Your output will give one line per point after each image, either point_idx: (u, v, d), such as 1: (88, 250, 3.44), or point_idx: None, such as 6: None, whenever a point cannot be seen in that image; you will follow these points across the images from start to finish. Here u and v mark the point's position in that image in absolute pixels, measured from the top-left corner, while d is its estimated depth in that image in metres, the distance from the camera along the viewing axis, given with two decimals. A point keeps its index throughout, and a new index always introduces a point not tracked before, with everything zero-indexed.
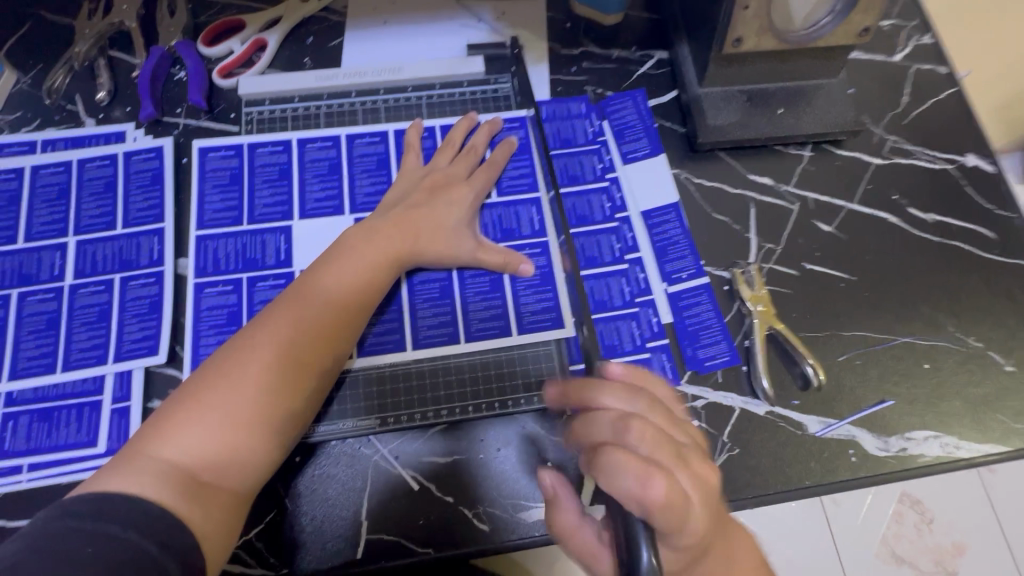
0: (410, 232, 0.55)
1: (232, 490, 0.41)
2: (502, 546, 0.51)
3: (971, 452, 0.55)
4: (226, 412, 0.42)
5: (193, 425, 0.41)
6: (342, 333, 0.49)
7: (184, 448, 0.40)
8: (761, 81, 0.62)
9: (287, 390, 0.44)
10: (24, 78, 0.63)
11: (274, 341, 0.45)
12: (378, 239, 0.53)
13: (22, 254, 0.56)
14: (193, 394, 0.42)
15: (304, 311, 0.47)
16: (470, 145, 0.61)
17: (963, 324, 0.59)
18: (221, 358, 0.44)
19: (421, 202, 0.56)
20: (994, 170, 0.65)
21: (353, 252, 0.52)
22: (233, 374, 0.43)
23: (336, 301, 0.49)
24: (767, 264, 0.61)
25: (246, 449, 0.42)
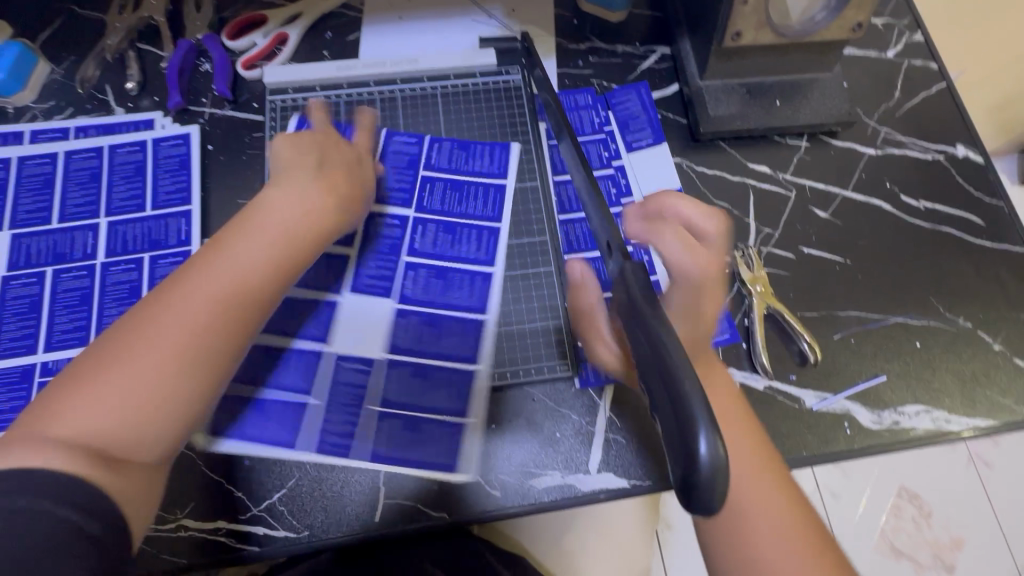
0: (357, 209, 0.54)
1: (145, 463, 0.41)
2: (513, 511, 0.53)
3: (960, 426, 0.57)
4: (98, 390, 0.40)
5: (95, 402, 0.40)
6: (256, 309, 0.47)
7: (83, 426, 0.39)
8: (760, 73, 0.65)
9: (203, 367, 0.43)
10: (57, 69, 0.67)
11: (173, 322, 0.43)
12: (285, 208, 0.52)
13: (56, 234, 0.59)
14: (85, 374, 0.41)
15: (204, 290, 0.45)
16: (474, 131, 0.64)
17: (953, 305, 0.62)
18: (120, 335, 0.43)
19: (326, 168, 0.56)
20: (983, 161, 0.68)
21: (248, 223, 0.49)
22: (148, 351, 0.42)
23: (242, 279, 0.46)
24: (766, 247, 0.63)
25: (137, 428, 0.41)
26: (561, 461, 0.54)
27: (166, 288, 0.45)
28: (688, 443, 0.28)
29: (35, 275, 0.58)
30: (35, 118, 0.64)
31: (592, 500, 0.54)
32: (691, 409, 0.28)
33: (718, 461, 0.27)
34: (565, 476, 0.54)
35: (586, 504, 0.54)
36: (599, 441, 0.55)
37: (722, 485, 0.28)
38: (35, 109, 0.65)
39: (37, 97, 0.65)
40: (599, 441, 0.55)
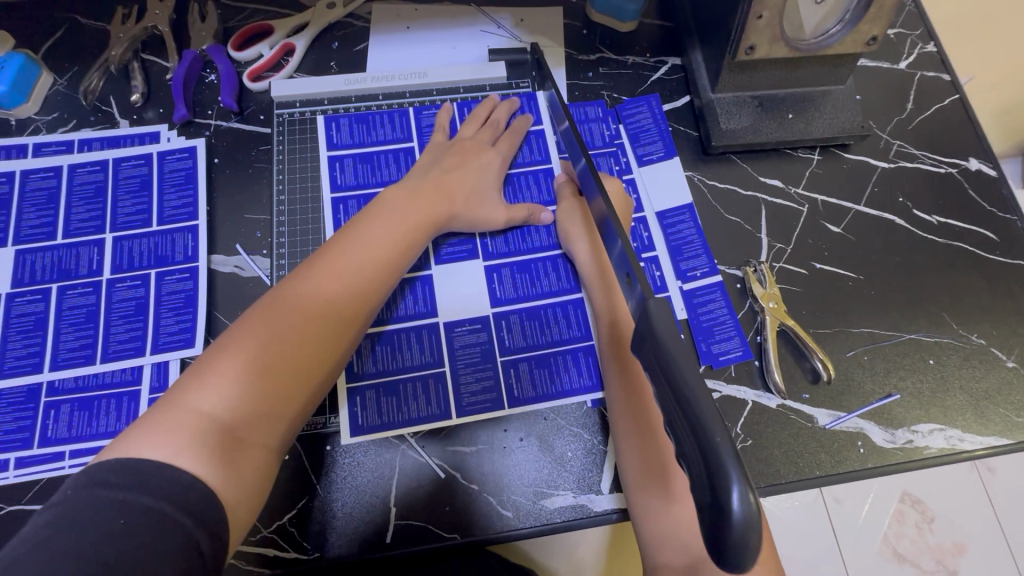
0: (444, 195, 0.57)
1: (264, 445, 0.43)
2: (525, 532, 0.53)
3: (974, 444, 0.57)
4: (240, 367, 0.42)
5: (236, 376, 0.42)
6: (371, 300, 0.50)
7: (221, 400, 0.41)
8: (772, 86, 0.65)
9: (327, 350, 0.46)
10: (60, 80, 0.66)
11: (293, 326, 0.45)
12: (415, 203, 0.55)
13: (61, 250, 0.59)
14: (226, 351, 0.43)
15: (323, 297, 0.47)
16: (493, 120, 0.64)
17: (966, 321, 0.61)
18: (256, 314, 0.45)
19: (453, 166, 0.59)
20: (996, 174, 0.68)
21: (379, 216, 0.53)
22: (278, 331, 0.44)
23: (351, 293, 0.49)
24: (778, 262, 0.63)
25: (266, 404, 0.43)
26: (573, 481, 0.54)
27: (302, 273, 0.48)
28: (719, 498, 0.26)
29: (40, 292, 0.57)
30: (38, 130, 0.64)
31: (604, 521, 0.53)
32: (713, 444, 0.27)
33: (751, 518, 0.25)
34: (577, 496, 0.54)
35: (599, 525, 0.54)
36: (611, 461, 0.55)
37: (757, 542, 0.26)
38: (38, 121, 0.64)
39: (39, 109, 0.64)
40: (611, 461, 0.55)
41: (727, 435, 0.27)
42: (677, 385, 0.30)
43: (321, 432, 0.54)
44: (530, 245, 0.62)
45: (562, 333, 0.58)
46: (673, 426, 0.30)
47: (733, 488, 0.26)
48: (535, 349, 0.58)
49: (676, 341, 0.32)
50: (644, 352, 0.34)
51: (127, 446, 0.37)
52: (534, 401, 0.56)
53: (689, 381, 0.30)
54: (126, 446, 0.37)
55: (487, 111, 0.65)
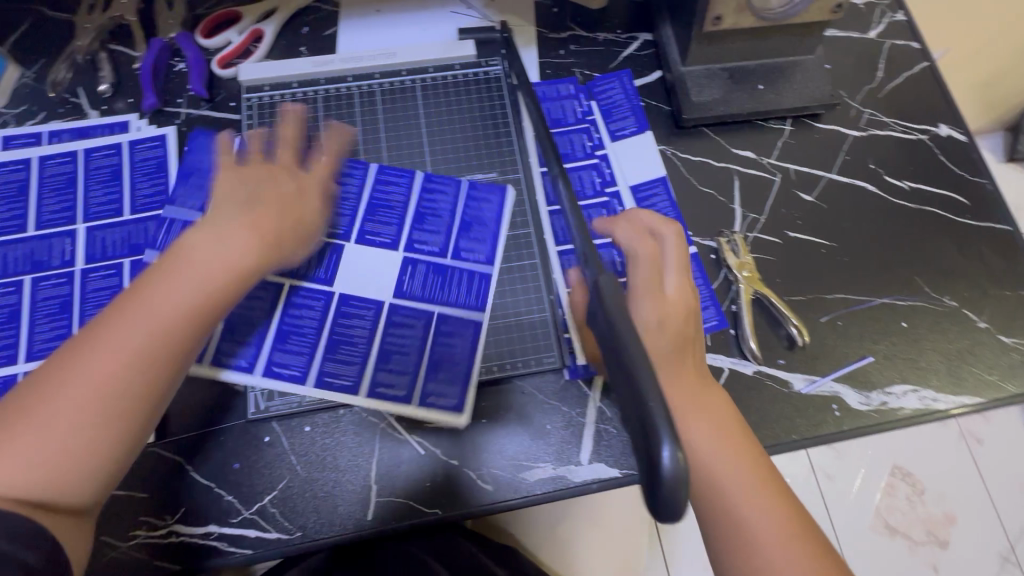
0: (286, 207, 0.52)
1: (76, 504, 0.40)
2: (505, 505, 0.53)
3: (948, 404, 0.58)
4: (21, 431, 0.39)
5: (18, 450, 0.38)
6: (212, 319, 0.45)
7: (15, 467, 0.38)
8: (741, 58, 0.65)
9: (164, 376, 0.43)
10: (27, 73, 0.65)
11: (94, 368, 0.41)
12: (238, 224, 0.49)
13: (33, 242, 0.58)
14: (6, 425, 0.39)
15: (159, 318, 0.43)
16: (316, 150, 0.59)
17: (939, 285, 0.62)
18: (38, 381, 0.41)
19: (297, 185, 0.54)
20: (966, 140, 0.68)
21: (193, 242, 0.47)
22: (65, 392, 0.40)
23: (191, 308, 0.44)
24: (752, 233, 0.63)
25: (68, 469, 0.39)
26: (553, 453, 0.54)
27: (137, 298, 0.43)
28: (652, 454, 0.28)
29: (13, 284, 0.57)
30: (7, 124, 0.63)
31: (584, 491, 0.54)
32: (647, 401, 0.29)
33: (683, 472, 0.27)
34: (557, 468, 0.54)
35: (579, 496, 0.54)
36: (589, 433, 0.55)
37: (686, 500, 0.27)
38: (6, 114, 0.63)
39: (8, 102, 0.64)
40: (590, 432, 0.55)
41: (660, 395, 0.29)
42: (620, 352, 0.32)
43: (296, 414, 0.54)
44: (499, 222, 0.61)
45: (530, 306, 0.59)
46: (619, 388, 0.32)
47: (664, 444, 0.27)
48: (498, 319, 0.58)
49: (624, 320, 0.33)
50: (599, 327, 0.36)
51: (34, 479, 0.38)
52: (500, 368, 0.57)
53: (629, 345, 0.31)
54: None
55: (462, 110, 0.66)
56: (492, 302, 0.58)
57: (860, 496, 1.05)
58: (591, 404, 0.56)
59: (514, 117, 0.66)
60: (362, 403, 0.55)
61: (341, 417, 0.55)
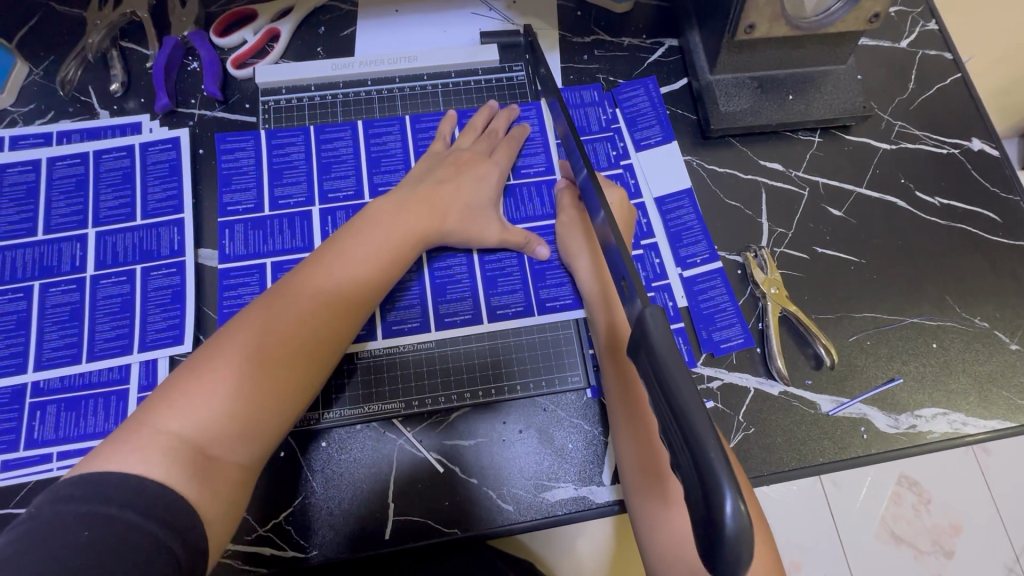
0: (436, 209, 0.55)
1: (239, 463, 0.41)
2: (526, 526, 0.52)
3: (977, 428, 0.56)
4: (209, 379, 0.41)
5: (212, 389, 0.41)
6: (369, 302, 0.50)
7: (195, 417, 0.40)
8: (772, 67, 0.63)
9: (327, 337, 0.46)
10: (36, 70, 0.63)
11: (283, 320, 0.45)
12: (405, 214, 0.53)
13: (42, 246, 0.57)
14: (197, 372, 0.42)
15: (320, 289, 0.47)
16: (490, 129, 0.61)
17: (970, 304, 0.61)
18: (219, 340, 0.44)
19: (446, 178, 0.56)
20: (999, 154, 0.67)
21: (365, 228, 0.51)
22: (247, 349, 0.43)
23: (353, 285, 0.49)
24: (779, 248, 0.62)
25: (242, 422, 0.41)
26: (574, 473, 0.53)
27: (308, 269, 0.48)
28: (713, 511, 0.25)
29: (22, 290, 0.55)
30: (15, 123, 0.61)
31: (606, 513, 0.53)
32: (704, 448, 0.26)
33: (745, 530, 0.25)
34: (578, 488, 0.53)
35: (600, 517, 0.53)
36: (612, 453, 0.54)
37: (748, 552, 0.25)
38: (14, 113, 0.62)
39: (16, 100, 0.62)
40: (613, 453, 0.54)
41: (719, 445, 0.26)
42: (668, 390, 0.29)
43: (314, 429, 0.53)
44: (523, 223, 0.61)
45: (554, 312, 0.58)
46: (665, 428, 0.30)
47: (726, 499, 0.25)
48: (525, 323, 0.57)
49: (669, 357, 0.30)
50: (639, 357, 0.33)
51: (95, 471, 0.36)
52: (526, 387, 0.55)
53: (679, 382, 0.29)
54: (100, 460, 0.36)
55: (486, 121, 0.62)
56: (524, 300, 0.58)
57: (866, 506, 1.03)
58: None
59: (539, 122, 0.64)
60: (383, 419, 0.54)
61: (363, 435, 0.54)
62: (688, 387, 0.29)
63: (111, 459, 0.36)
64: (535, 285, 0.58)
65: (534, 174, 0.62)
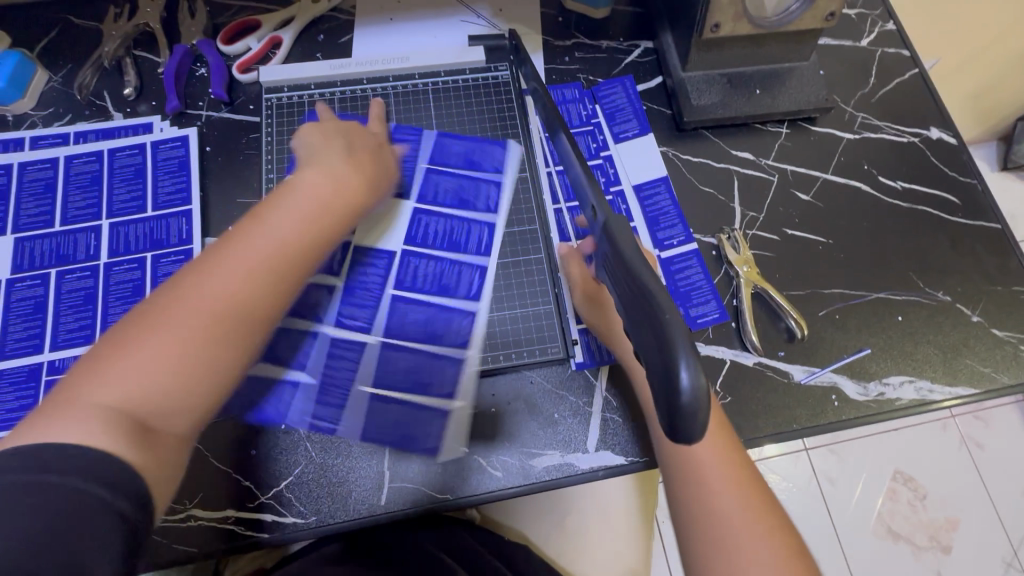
0: (371, 184, 0.55)
1: (178, 436, 0.40)
2: (516, 491, 0.55)
3: (943, 395, 0.59)
4: (139, 348, 0.40)
5: (151, 359, 0.40)
6: (301, 268, 0.48)
7: (126, 392, 0.39)
8: (739, 64, 0.68)
9: (260, 301, 0.45)
10: (55, 78, 0.68)
11: (213, 285, 0.43)
12: (331, 180, 0.52)
13: (59, 237, 0.61)
14: (122, 347, 0.40)
15: (252, 252, 0.45)
16: (461, 124, 0.66)
17: (933, 280, 0.64)
18: (141, 315, 0.42)
19: (367, 151, 0.58)
20: (956, 142, 0.71)
21: (289, 196, 0.50)
22: (175, 321, 0.41)
23: (285, 247, 0.47)
24: (751, 230, 0.65)
25: (175, 394, 0.40)
26: (561, 441, 0.56)
27: (240, 233, 0.47)
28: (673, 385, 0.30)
29: (39, 277, 0.59)
30: (34, 125, 0.66)
31: (592, 478, 0.55)
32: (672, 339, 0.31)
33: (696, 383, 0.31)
34: (565, 455, 0.56)
35: (587, 482, 0.56)
36: (596, 421, 0.57)
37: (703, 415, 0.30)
38: (34, 116, 0.66)
39: (36, 105, 0.67)
40: (596, 421, 0.57)
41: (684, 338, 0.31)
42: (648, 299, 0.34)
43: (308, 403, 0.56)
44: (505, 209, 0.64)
45: (532, 283, 0.61)
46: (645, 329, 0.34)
47: (680, 363, 0.31)
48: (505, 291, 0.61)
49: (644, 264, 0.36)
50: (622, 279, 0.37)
51: (34, 435, 0.35)
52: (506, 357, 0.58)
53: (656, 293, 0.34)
54: (34, 431, 0.36)
55: (462, 113, 0.67)
56: (504, 272, 0.62)
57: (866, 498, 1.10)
58: (598, 393, 0.58)
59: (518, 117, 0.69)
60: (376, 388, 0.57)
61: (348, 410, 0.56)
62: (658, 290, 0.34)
63: (45, 428, 0.36)
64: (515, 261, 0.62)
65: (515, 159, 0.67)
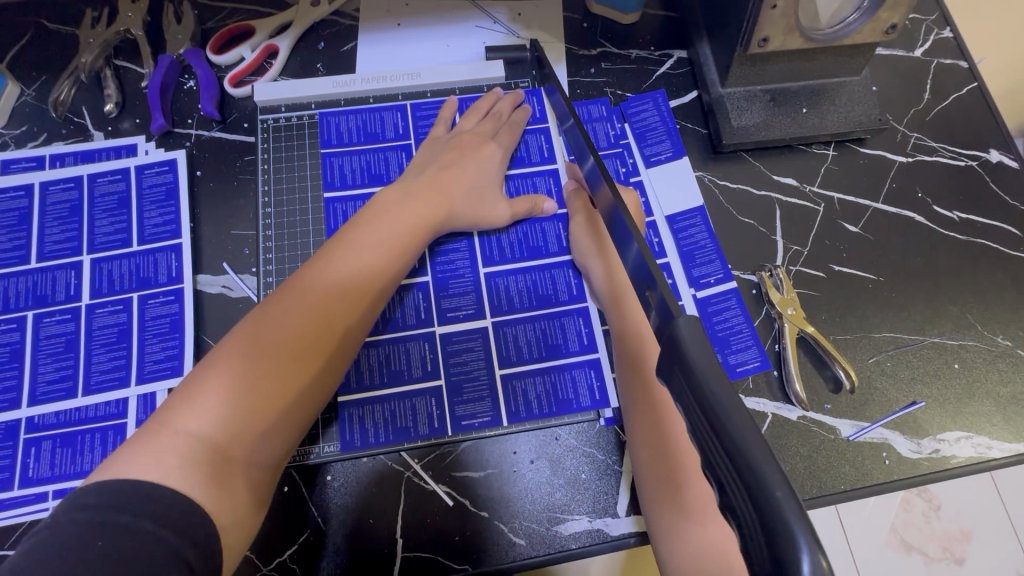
0: (443, 191, 0.54)
1: (255, 466, 0.40)
2: (541, 560, 0.50)
3: (1002, 452, 0.55)
4: (231, 374, 0.40)
5: (238, 380, 0.40)
6: (384, 287, 0.49)
7: (212, 418, 0.38)
8: (784, 80, 0.61)
9: (346, 317, 0.45)
10: (27, 91, 0.61)
11: (302, 304, 0.44)
12: (415, 201, 0.52)
13: (36, 275, 0.55)
14: (216, 367, 0.40)
15: (341, 271, 0.46)
16: (496, 111, 0.61)
17: (992, 322, 0.59)
18: (234, 339, 0.42)
19: (450, 162, 0.56)
20: (1018, 166, 0.65)
21: (376, 217, 0.50)
22: (264, 346, 0.42)
23: (370, 268, 0.48)
24: (795, 266, 0.60)
25: (265, 420, 0.40)
26: (589, 504, 0.51)
27: (327, 252, 0.47)
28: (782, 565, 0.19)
29: (15, 321, 0.53)
30: (6, 146, 0.60)
31: (622, 545, 0.51)
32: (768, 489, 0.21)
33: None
34: (593, 520, 0.51)
35: (616, 550, 0.51)
36: (627, 483, 0.52)
37: None
38: (6, 136, 0.60)
39: (7, 122, 0.60)
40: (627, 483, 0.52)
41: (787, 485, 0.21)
42: (709, 406, 0.24)
43: (313, 462, 0.51)
44: (528, 244, 0.58)
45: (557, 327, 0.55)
46: (711, 459, 0.23)
47: (803, 556, 0.19)
48: (528, 323, 0.55)
49: (712, 367, 0.25)
50: (675, 379, 0.27)
51: (114, 471, 0.35)
52: (535, 391, 0.54)
53: (715, 389, 0.24)
54: (115, 468, 0.35)
55: (491, 104, 0.61)
56: (527, 309, 0.56)
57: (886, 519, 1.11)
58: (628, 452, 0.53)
59: (543, 114, 0.63)
60: (390, 452, 0.52)
61: (346, 421, 0.52)
62: (728, 395, 0.24)
63: (130, 463, 0.35)
64: (537, 306, 0.56)
65: (536, 167, 0.61)
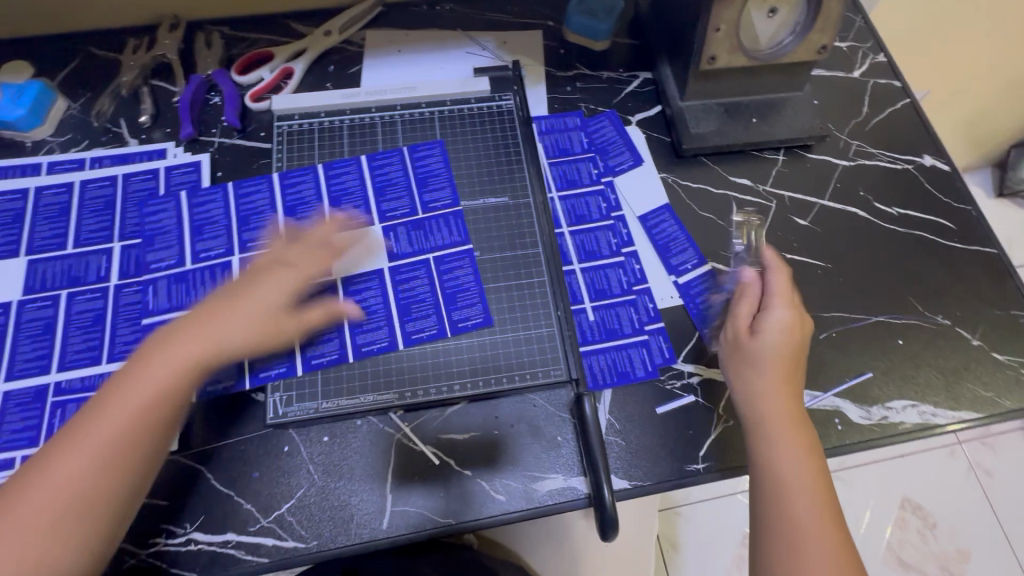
0: (269, 280, 0.55)
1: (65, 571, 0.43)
2: (520, 514, 0.54)
3: (946, 419, 0.59)
4: (22, 512, 0.43)
5: (28, 525, 0.43)
6: (183, 399, 0.49)
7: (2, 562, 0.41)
8: (735, 94, 0.70)
9: (131, 420, 0.47)
10: (74, 105, 0.71)
11: (90, 429, 0.46)
12: (231, 296, 0.53)
13: (71, 259, 0.62)
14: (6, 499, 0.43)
15: (131, 383, 0.48)
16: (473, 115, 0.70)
17: (932, 304, 0.65)
18: (32, 473, 0.44)
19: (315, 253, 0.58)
20: (950, 170, 0.73)
21: (245, 311, 0.53)
22: (68, 459, 0.45)
23: (179, 368, 0.49)
24: (750, 255, 0.67)
25: (54, 535, 0.43)
26: (564, 464, 0.56)
27: (162, 346, 0.50)
28: None
29: (51, 298, 0.60)
30: (52, 151, 0.68)
31: None
32: None
33: None
34: (567, 478, 0.55)
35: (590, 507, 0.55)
36: None
37: None
38: (52, 142, 0.68)
39: (54, 131, 0.69)
40: None
41: None
42: None
43: (308, 419, 0.56)
44: (509, 229, 0.65)
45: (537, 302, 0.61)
46: None
47: None
48: (509, 299, 0.61)
49: None
50: None
51: None
52: (511, 355, 0.59)
53: None
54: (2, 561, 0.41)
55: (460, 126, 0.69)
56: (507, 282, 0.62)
57: (865, 535, 1.20)
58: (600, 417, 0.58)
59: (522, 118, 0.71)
60: (376, 411, 0.57)
61: (331, 379, 0.57)
62: None
63: None
64: (513, 280, 0.62)
65: (516, 165, 0.68)
